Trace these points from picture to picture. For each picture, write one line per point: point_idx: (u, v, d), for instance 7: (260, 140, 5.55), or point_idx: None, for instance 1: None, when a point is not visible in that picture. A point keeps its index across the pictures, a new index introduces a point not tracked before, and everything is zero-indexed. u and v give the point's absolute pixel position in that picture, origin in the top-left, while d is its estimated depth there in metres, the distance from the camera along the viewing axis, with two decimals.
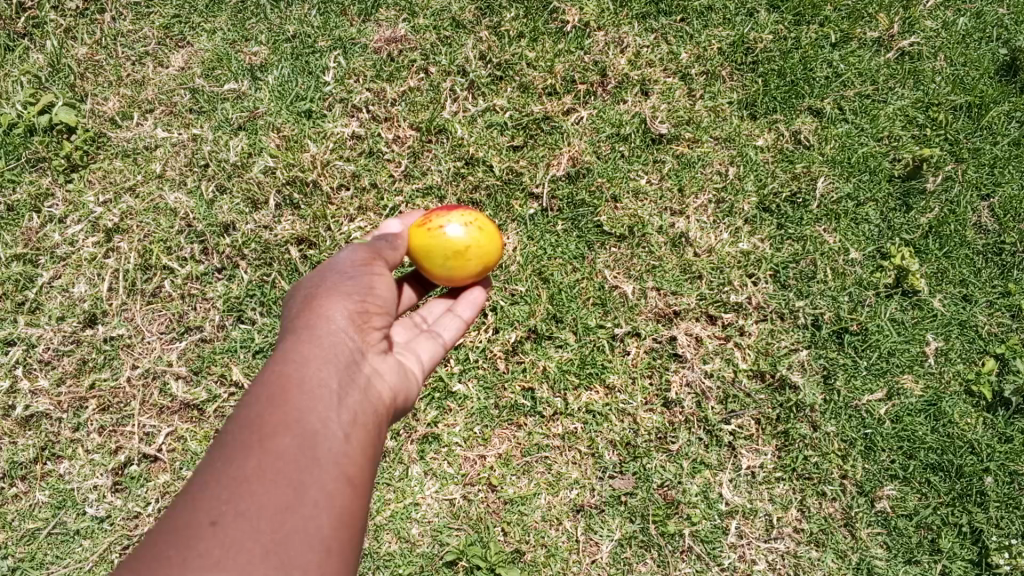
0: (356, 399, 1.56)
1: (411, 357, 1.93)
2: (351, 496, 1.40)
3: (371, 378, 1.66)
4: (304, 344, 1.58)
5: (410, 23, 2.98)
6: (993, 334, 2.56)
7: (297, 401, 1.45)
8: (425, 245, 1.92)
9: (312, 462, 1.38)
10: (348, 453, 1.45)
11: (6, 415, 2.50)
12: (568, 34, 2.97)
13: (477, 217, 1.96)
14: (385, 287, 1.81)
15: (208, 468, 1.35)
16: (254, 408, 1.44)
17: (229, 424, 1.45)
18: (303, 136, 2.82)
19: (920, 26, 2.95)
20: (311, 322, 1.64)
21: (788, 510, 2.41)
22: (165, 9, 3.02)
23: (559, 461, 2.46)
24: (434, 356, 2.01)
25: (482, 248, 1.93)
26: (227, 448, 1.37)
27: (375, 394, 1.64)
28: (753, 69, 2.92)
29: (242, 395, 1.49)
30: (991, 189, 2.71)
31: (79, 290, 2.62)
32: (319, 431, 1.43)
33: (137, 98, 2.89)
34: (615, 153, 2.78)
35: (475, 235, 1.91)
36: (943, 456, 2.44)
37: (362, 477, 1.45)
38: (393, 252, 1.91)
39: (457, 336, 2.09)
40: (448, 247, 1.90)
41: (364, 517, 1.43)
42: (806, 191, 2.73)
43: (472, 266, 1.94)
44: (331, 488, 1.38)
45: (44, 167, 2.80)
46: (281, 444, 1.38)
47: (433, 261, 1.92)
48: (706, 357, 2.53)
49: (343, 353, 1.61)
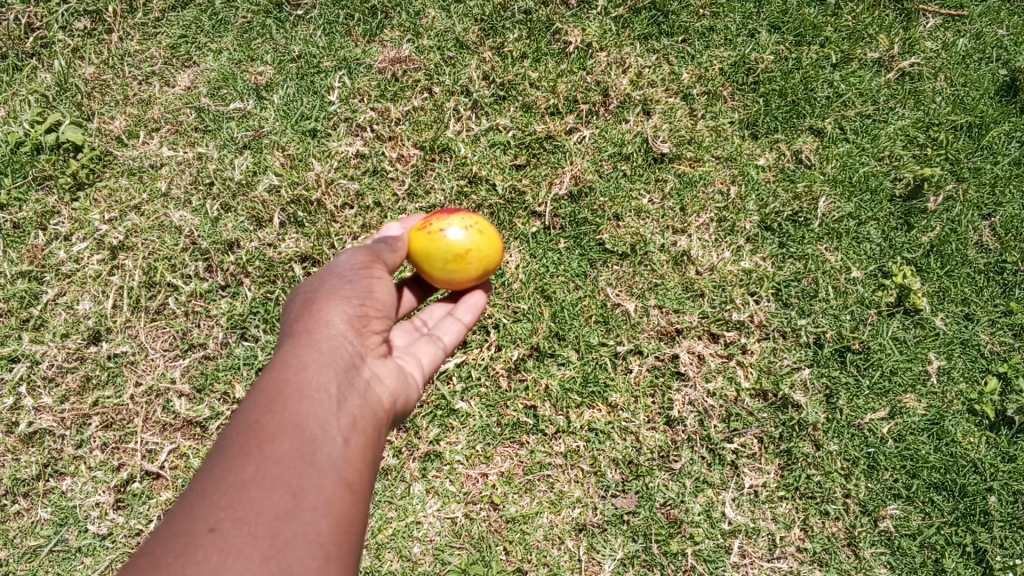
0: (355, 403, 1.57)
1: (412, 361, 1.94)
2: (350, 501, 1.41)
3: (370, 383, 1.67)
4: (303, 348, 1.59)
5: (414, 44, 3.02)
6: (996, 353, 2.56)
7: (296, 406, 1.46)
8: (426, 248, 1.93)
9: (311, 468, 1.39)
10: (347, 458, 1.46)
11: (9, 432, 2.51)
12: (570, 55, 3.00)
13: (478, 221, 1.96)
14: (385, 291, 1.82)
15: (206, 473, 1.36)
16: (253, 413, 1.44)
17: (227, 428, 1.46)
18: (308, 155, 2.84)
19: (920, 47, 2.97)
20: (311, 326, 1.65)
21: (792, 530, 2.40)
22: (172, 30, 3.06)
23: (561, 479, 2.45)
24: (434, 360, 2.02)
25: (482, 252, 1.93)
26: (225, 453, 1.38)
27: (374, 398, 1.65)
28: (754, 89, 2.94)
29: (241, 400, 1.50)
30: (992, 208, 2.72)
31: (84, 307, 2.64)
32: (318, 436, 1.44)
33: (143, 117, 2.92)
34: (617, 171, 2.80)
35: (476, 238, 1.92)
36: (946, 475, 2.44)
37: (360, 482, 1.46)
38: (393, 255, 1.92)
39: (457, 340, 2.09)
40: (448, 250, 1.91)
41: (363, 522, 1.43)
42: (808, 210, 2.74)
43: (473, 270, 1.95)
44: (330, 493, 1.38)
45: (51, 185, 2.81)
46: (279, 449, 1.39)
47: (433, 264, 1.93)
48: (709, 375, 2.54)
49: (342, 357, 1.62)
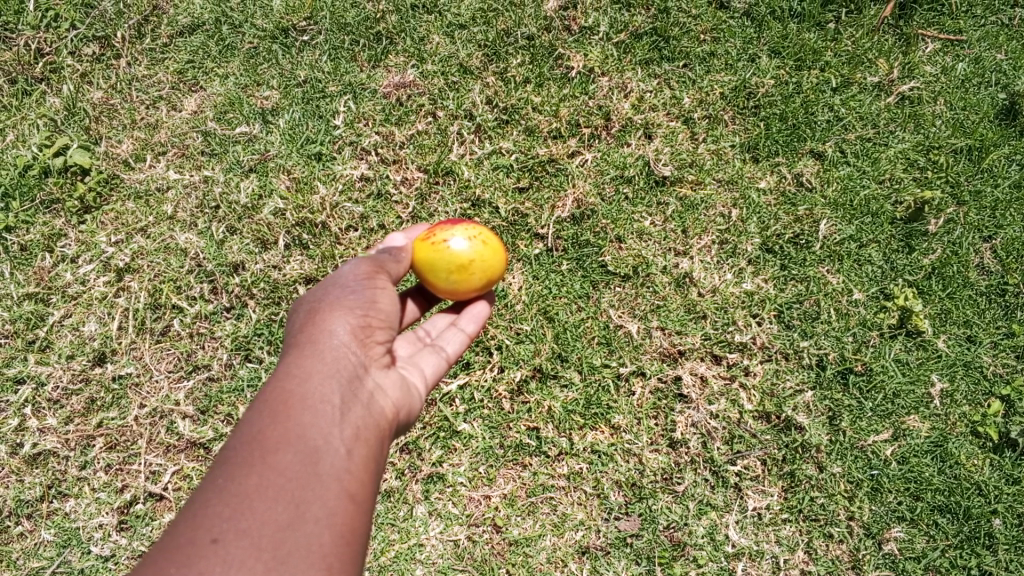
0: (358, 414, 1.59)
1: (415, 372, 1.95)
2: (352, 512, 1.42)
3: (373, 393, 1.69)
4: (305, 360, 1.61)
5: (419, 69, 3.06)
6: (999, 375, 2.56)
7: (298, 418, 1.48)
8: (430, 258, 1.94)
9: (313, 479, 1.40)
10: (349, 469, 1.47)
11: (14, 453, 2.52)
12: (573, 79, 3.03)
13: (482, 231, 1.98)
14: (389, 302, 1.84)
15: (209, 483, 1.37)
16: (255, 426, 1.46)
17: (231, 439, 1.47)
18: (313, 178, 2.86)
19: (919, 71, 3.00)
20: (314, 337, 1.67)
21: (796, 552, 2.39)
22: (179, 55, 3.11)
23: (564, 501, 2.45)
24: (437, 370, 2.02)
25: (485, 262, 1.95)
26: (228, 464, 1.39)
27: (377, 409, 1.66)
28: (755, 113, 2.96)
29: (243, 413, 1.51)
30: (993, 231, 2.73)
31: (89, 328, 2.65)
32: (320, 447, 1.46)
33: (150, 141, 2.95)
34: (618, 195, 2.82)
35: (479, 248, 1.93)
36: (950, 497, 2.43)
37: (363, 493, 1.47)
38: (397, 265, 1.94)
39: (460, 351, 2.10)
40: (452, 260, 1.92)
41: (365, 532, 1.44)
42: (809, 233, 2.75)
43: (476, 280, 1.96)
44: (332, 504, 1.39)
45: (58, 208, 2.84)
46: (281, 461, 1.40)
47: (437, 275, 1.95)
48: (711, 398, 2.54)
49: (345, 368, 1.64)
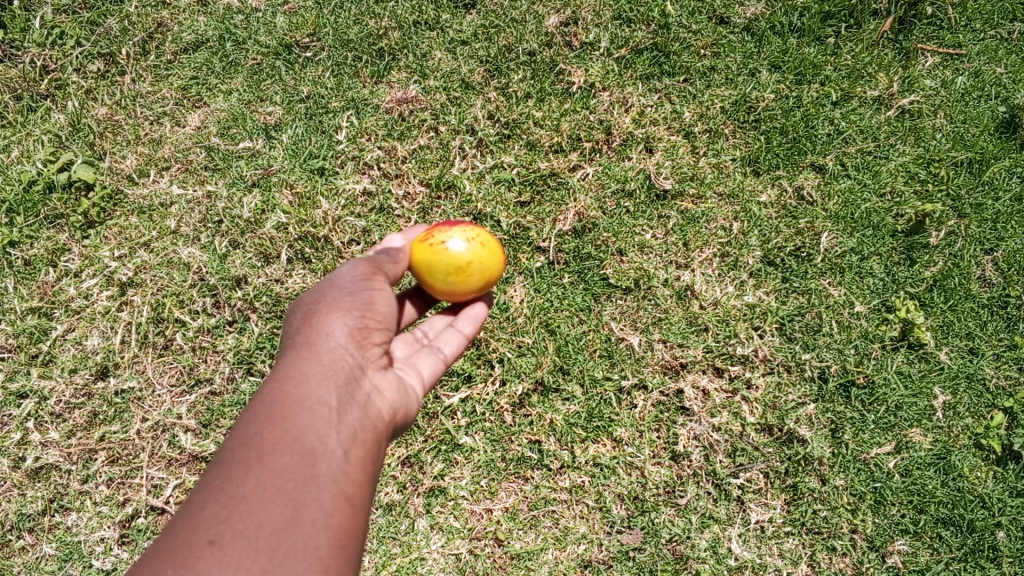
0: (356, 416, 1.59)
1: (412, 373, 1.95)
2: (349, 513, 1.43)
3: (370, 394, 1.69)
4: (303, 362, 1.62)
5: (421, 84, 3.08)
6: (1002, 388, 2.55)
7: (295, 419, 1.49)
8: (428, 259, 1.95)
9: (311, 480, 1.41)
10: (347, 469, 1.48)
11: (17, 467, 2.52)
12: (574, 94, 3.05)
13: (480, 233, 1.98)
14: (386, 303, 1.84)
15: (207, 484, 1.38)
16: (253, 427, 1.47)
17: (229, 440, 1.48)
18: (316, 193, 2.87)
19: (919, 85, 3.02)
20: (311, 339, 1.67)
21: (799, 565, 2.38)
22: (183, 72, 3.14)
23: (566, 514, 2.44)
24: (435, 371, 2.03)
25: (484, 263, 1.95)
26: (226, 465, 1.40)
27: (374, 411, 1.67)
28: (755, 127, 2.98)
29: (241, 414, 1.52)
30: (994, 243, 2.73)
31: (92, 342, 2.66)
32: (318, 448, 1.46)
33: (154, 156, 2.96)
34: (620, 208, 2.83)
35: (477, 250, 1.94)
36: (953, 510, 2.42)
37: (360, 495, 1.48)
38: (394, 266, 1.94)
39: (458, 351, 2.10)
40: (450, 261, 1.93)
41: (363, 534, 1.45)
42: (810, 245, 2.75)
43: (474, 282, 1.97)
44: (329, 505, 1.40)
45: (62, 223, 2.85)
46: (278, 462, 1.41)
47: (435, 276, 1.96)
48: (714, 410, 2.53)
49: (343, 369, 1.64)
